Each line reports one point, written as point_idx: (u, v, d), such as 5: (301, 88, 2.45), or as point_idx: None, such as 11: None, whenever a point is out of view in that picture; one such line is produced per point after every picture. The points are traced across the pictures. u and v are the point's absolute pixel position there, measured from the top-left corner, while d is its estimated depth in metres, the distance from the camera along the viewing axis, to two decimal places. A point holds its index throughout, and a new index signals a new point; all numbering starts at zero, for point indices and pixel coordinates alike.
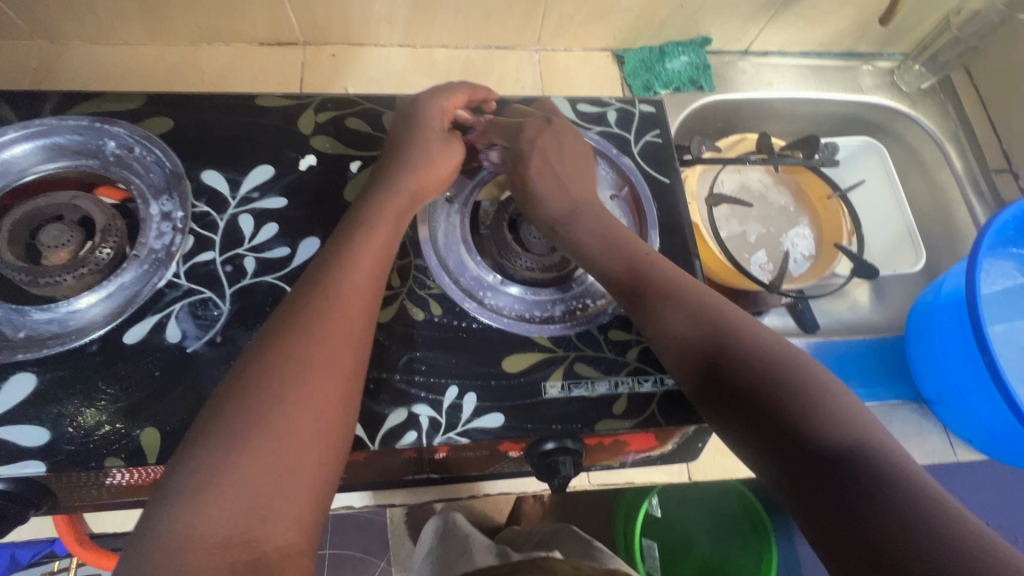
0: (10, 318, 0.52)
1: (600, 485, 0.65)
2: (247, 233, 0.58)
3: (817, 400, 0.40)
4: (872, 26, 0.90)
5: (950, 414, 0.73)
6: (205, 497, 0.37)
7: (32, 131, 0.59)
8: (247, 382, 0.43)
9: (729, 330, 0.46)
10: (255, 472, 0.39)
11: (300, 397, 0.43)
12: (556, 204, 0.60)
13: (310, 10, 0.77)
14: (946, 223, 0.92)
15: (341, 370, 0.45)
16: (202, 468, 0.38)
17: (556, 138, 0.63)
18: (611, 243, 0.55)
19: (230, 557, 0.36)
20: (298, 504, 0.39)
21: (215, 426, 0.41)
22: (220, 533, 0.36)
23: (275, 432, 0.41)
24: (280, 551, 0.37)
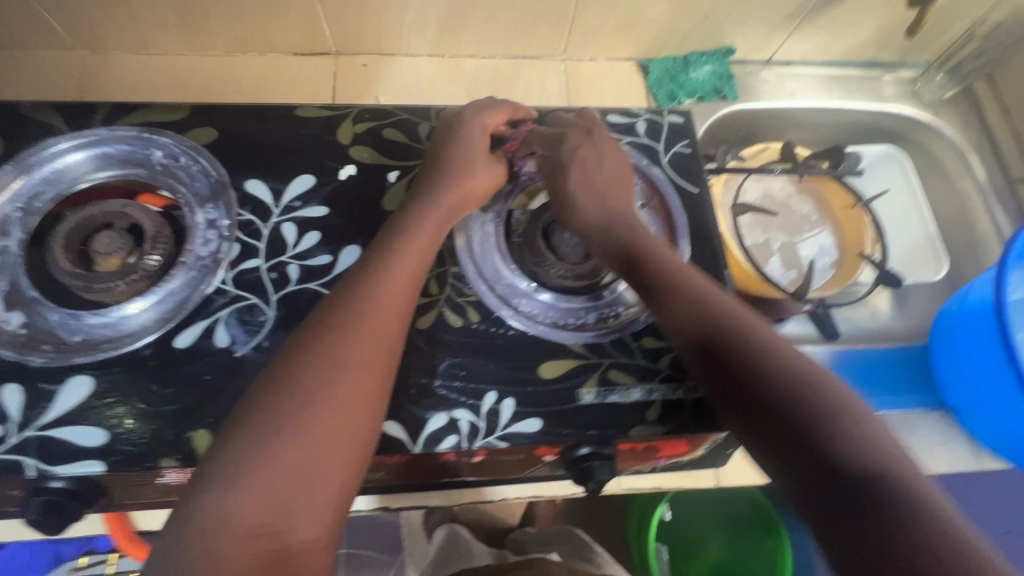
0: (66, 323, 0.55)
1: (630, 489, 0.66)
2: (290, 241, 0.60)
3: (822, 404, 0.41)
4: (895, 36, 0.91)
5: (975, 422, 0.73)
6: (233, 487, 0.39)
7: (84, 141, 0.61)
8: (282, 381, 0.45)
9: (737, 331, 0.47)
10: (286, 467, 0.40)
11: (332, 397, 0.44)
12: (606, 207, 0.61)
13: (344, 21, 0.79)
14: (968, 232, 0.92)
15: (373, 372, 0.47)
16: (234, 463, 0.40)
17: (594, 149, 0.64)
18: (628, 244, 0.57)
19: (258, 546, 0.38)
20: (323, 500, 0.41)
21: (245, 422, 0.42)
22: (250, 522, 0.38)
23: (304, 431, 0.42)
24: (303, 544, 0.39)
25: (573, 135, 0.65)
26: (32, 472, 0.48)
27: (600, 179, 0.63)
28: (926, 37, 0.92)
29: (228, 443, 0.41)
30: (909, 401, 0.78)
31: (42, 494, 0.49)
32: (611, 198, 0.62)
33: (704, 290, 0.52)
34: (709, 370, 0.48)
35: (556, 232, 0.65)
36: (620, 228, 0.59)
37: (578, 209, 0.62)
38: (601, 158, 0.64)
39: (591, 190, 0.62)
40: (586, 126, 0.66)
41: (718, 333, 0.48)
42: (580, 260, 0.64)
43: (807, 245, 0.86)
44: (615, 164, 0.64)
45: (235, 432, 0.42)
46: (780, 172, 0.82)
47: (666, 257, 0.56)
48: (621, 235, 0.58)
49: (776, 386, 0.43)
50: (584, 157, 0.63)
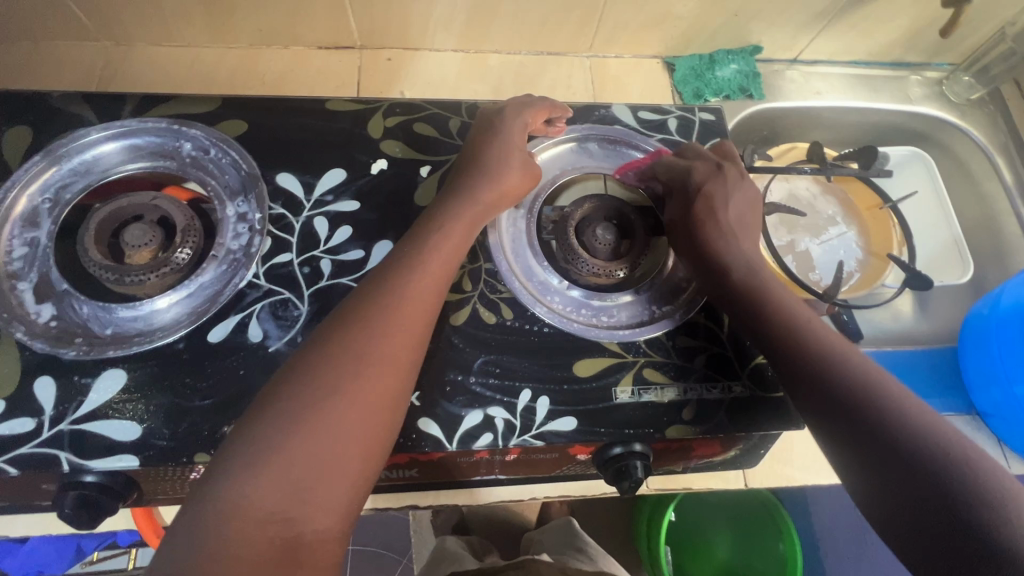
0: (97, 315, 0.54)
1: (659, 490, 0.66)
2: (322, 236, 0.59)
3: (930, 436, 0.42)
4: (924, 35, 0.90)
5: (1006, 426, 0.73)
6: (252, 472, 0.39)
7: (115, 131, 0.61)
8: (305, 370, 0.44)
9: (885, 398, 0.44)
10: (304, 456, 0.40)
11: (355, 388, 0.44)
12: (736, 247, 0.58)
13: (371, 14, 0.78)
14: (994, 233, 0.92)
15: (398, 365, 0.46)
16: (254, 453, 0.40)
17: (721, 185, 0.62)
18: (756, 290, 0.55)
19: (270, 532, 0.38)
20: (339, 491, 0.41)
21: (270, 411, 0.42)
22: (262, 509, 0.38)
23: (324, 421, 0.42)
24: (316, 534, 0.39)
25: (701, 169, 0.63)
26: (65, 467, 0.48)
27: (725, 217, 0.60)
28: (955, 38, 0.91)
29: (248, 427, 0.42)
30: (939, 404, 0.77)
31: (76, 488, 0.48)
32: (738, 238, 0.60)
33: (838, 349, 0.49)
34: (839, 432, 0.45)
35: (589, 229, 0.64)
36: (742, 271, 0.56)
37: (705, 248, 0.59)
38: (726, 199, 0.61)
39: (715, 229, 0.60)
40: (717, 161, 0.64)
41: (858, 398, 0.45)
42: (613, 258, 0.64)
43: (833, 244, 0.86)
44: (736, 206, 0.61)
45: (255, 418, 0.42)
46: (810, 171, 0.81)
47: (792, 309, 0.53)
48: (745, 279, 0.56)
49: (922, 459, 0.41)
50: (708, 195, 0.61)
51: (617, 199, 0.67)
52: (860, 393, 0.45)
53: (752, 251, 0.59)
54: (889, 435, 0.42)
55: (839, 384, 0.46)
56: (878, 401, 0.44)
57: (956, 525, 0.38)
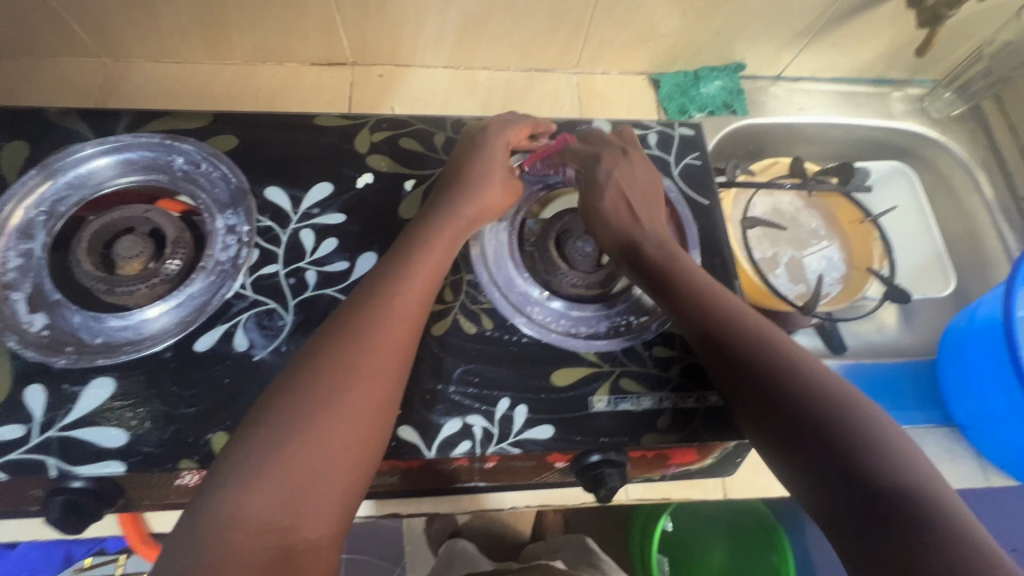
0: (88, 324, 0.55)
1: (639, 499, 0.67)
2: (308, 247, 0.61)
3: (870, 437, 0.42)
4: (904, 54, 0.92)
5: (983, 439, 0.73)
6: (247, 485, 0.40)
7: (109, 146, 0.63)
8: (297, 384, 0.45)
9: (783, 358, 0.48)
10: (298, 468, 0.41)
11: (344, 400, 0.45)
12: (643, 227, 0.62)
13: (363, 33, 0.81)
14: (974, 245, 0.93)
15: (386, 377, 0.47)
16: (248, 465, 0.41)
17: (629, 168, 0.65)
18: (667, 266, 0.58)
19: (266, 542, 0.38)
20: (330, 501, 0.41)
21: (262, 424, 0.43)
22: (261, 517, 0.39)
23: (316, 432, 0.43)
24: (309, 543, 0.40)
25: (608, 155, 0.66)
26: (53, 472, 0.49)
27: (632, 199, 0.63)
28: (935, 56, 0.93)
29: (241, 441, 0.42)
30: (917, 415, 0.78)
31: (63, 493, 0.50)
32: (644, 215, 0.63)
33: (743, 317, 0.52)
34: (744, 391, 0.48)
35: (569, 242, 0.65)
36: (652, 247, 0.60)
37: (608, 228, 0.62)
38: (631, 181, 0.64)
39: (627, 213, 0.63)
40: (621, 146, 0.67)
41: (758, 361, 0.49)
42: (591, 270, 0.65)
43: (816, 257, 0.87)
44: (645, 187, 0.65)
45: (250, 431, 0.43)
46: (790, 186, 0.83)
47: (698, 280, 0.56)
48: (657, 254, 0.59)
49: (811, 415, 0.44)
50: (614, 177, 0.64)
51: None
52: (761, 359, 0.48)
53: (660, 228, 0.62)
54: (783, 393, 0.46)
55: (739, 348, 0.50)
56: (774, 365, 0.48)
57: (845, 475, 0.41)
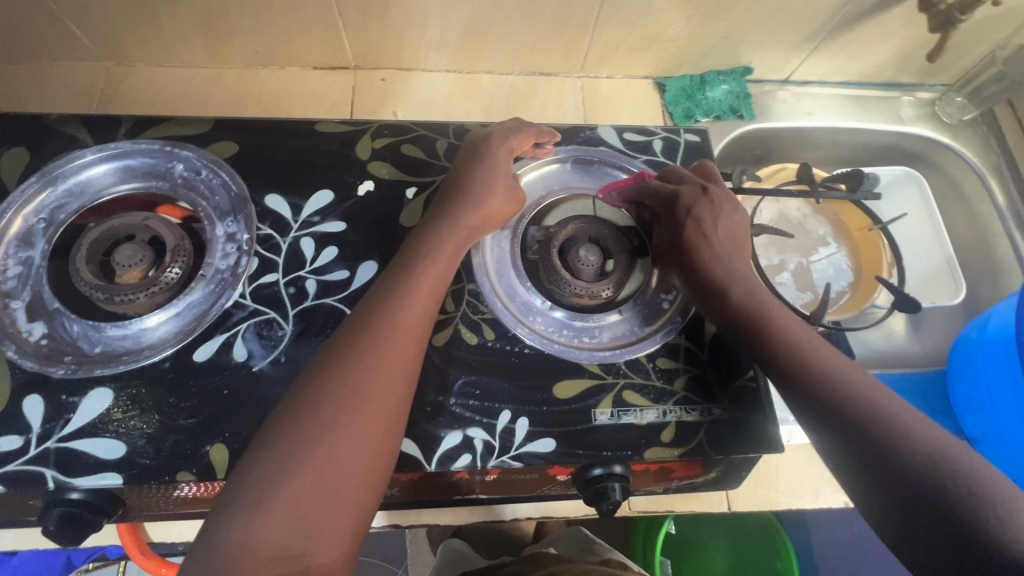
0: (87, 334, 0.55)
1: (641, 512, 0.66)
2: (308, 256, 0.60)
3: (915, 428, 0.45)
4: (915, 57, 0.90)
5: (996, 454, 0.72)
6: (258, 509, 0.39)
7: (109, 153, 0.62)
8: (304, 403, 0.44)
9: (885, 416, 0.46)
10: (309, 491, 0.40)
11: (353, 419, 0.44)
12: (731, 264, 0.59)
13: (365, 37, 0.80)
14: (987, 255, 0.91)
15: (394, 394, 0.46)
16: (257, 490, 0.40)
17: (710, 211, 0.62)
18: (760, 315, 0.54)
19: (277, 568, 0.38)
20: (342, 523, 0.41)
21: (268, 447, 0.42)
22: (272, 545, 0.38)
23: (326, 455, 0.42)
24: (322, 567, 0.39)
25: (689, 193, 0.63)
26: (51, 484, 0.49)
27: (718, 238, 0.60)
28: (946, 61, 0.91)
29: (247, 463, 0.42)
30: None
31: (60, 506, 0.49)
32: (734, 254, 0.60)
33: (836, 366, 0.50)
34: (833, 436, 0.47)
35: (573, 250, 0.64)
36: (740, 290, 0.56)
37: (699, 268, 0.59)
38: (718, 227, 0.61)
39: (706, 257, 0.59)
40: (702, 183, 0.64)
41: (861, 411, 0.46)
42: (596, 278, 0.64)
43: (824, 264, 0.86)
44: (730, 227, 0.61)
45: (257, 453, 0.42)
46: (797, 193, 0.81)
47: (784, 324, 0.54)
48: (744, 301, 0.56)
49: (856, 407, 0.47)
50: (698, 218, 0.61)
51: (600, 218, 0.67)
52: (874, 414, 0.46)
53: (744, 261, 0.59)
54: (845, 402, 0.47)
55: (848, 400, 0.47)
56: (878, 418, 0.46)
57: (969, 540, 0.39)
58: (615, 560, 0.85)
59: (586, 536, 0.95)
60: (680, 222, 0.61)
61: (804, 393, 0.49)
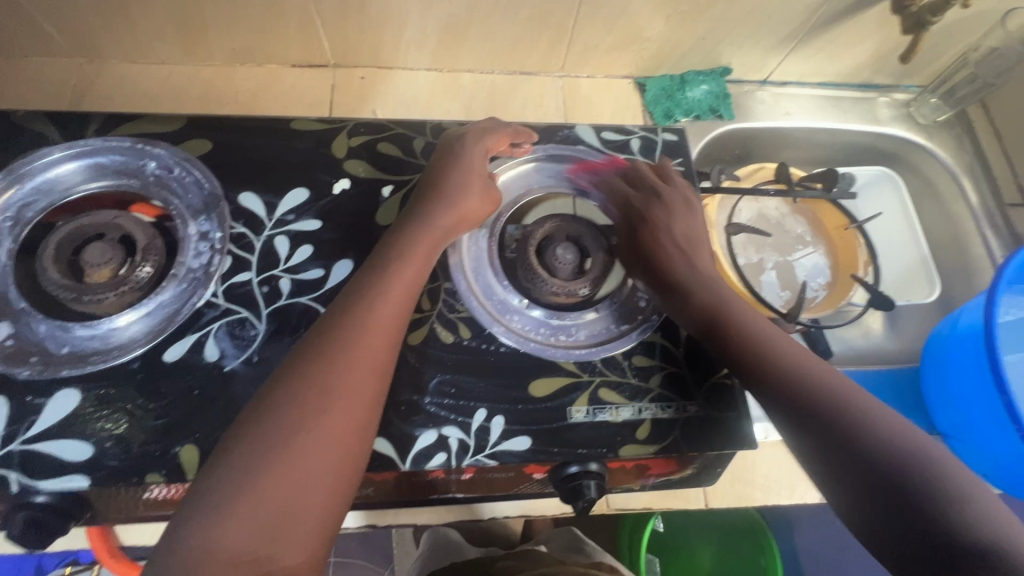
0: (54, 335, 0.54)
1: (619, 510, 0.66)
2: (283, 254, 0.60)
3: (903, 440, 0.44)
4: (890, 59, 0.91)
5: (966, 448, 0.73)
6: (222, 511, 0.39)
7: (78, 150, 0.61)
8: (272, 403, 0.44)
9: (823, 391, 0.48)
10: (276, 493, 0.40)
11: (321, 418, 0.43)
12: (686, 261, 0.61)
13: (343, 35, 0.79)
14: (961, 253, 0.92)
15: (365, 393, 0.46)
16: (222, 492, 0.39)
17: (661, 210, 0.65)
18: (711, 304, 0.57)
19: (242, 571, 0.37)
20: (309, 525, 0.40)
21: (235, 448, 0.42)
22: (236, 547, 0.38)
23: (292, 455, 0.41)
24: (288, 569, 0.39)
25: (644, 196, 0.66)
26: (15, 487, 0.48)
27: (677, 234, 0.63)
28: (920, 62, 0.93)
29: (214, 464, 0.41)
30: None
31: (25, 509, 0.48)
32: (694, 249, 0.62)
33: (779, 345, 0.53)
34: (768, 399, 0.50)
35: (550, 249, 0.65)
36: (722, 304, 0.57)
37: (666, 265, 0.61)
38: (681, 229, 0.63)
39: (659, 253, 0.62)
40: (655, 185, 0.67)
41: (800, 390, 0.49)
42: (573, 276, 0.64)
43: (802, 263, 0.87)
44: (685, 226, 0.64)
45: (223, 454, 0.42)
46: (774, 193, 0.82)
47: (731, 308, 0.56)
48: (706, 297, 0.57)
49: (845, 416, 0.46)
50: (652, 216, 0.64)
51: (578, 217, 0.68)
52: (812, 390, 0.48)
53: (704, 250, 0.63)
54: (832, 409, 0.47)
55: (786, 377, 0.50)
56: (812, 391, 0.48)
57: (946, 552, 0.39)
58: (605, 561, 0.84)
59: (577, 537, 0.95)
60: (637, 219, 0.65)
61: (750, 373, 0.52)
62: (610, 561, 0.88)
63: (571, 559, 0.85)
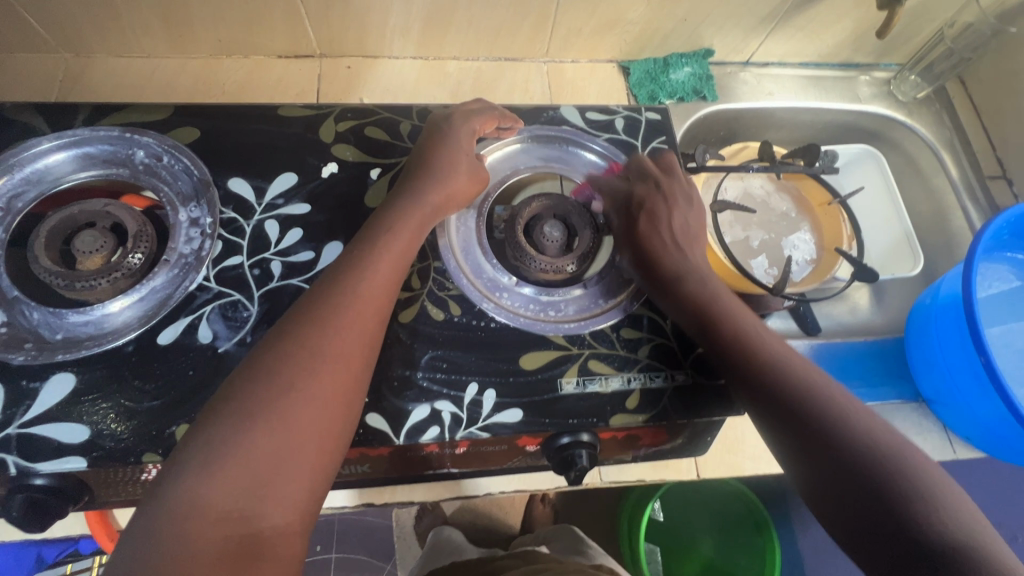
0: (48, 321, 0.55)
1: (612, 482, 0.68)
2: (273, 238, 0.60)
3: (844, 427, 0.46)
4: (869, 36, 0.93)
5: (949, 412, 0.75)
6: (210, 473, 0.39)
7: (66, 140, 0.62)
8: (260, 372, 0.45)
9: (858, 446, 0.45)
10: (265, 457, 0.41)
11: (309, 386, 0.44)
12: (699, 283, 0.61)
13: (327, 24, 0.80)
14: (942, 226, 0.94)
15: (352, 363, 0.47)
16: (211, 456, 0.40)
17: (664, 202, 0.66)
18: (731, 339, 0.55)
19: (229, 530, 0.38)
20: (298, 487, 0.41)
21: (225, 416, 0.42)
22: (224, 507, 0.38)
23: (281, 421, 0.42)
24: (275, 529, 0.39)
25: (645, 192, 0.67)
26: (13, 469, 0.48)
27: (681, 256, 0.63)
28: (900, 40, 0.94)
29: (203, 432, 0.42)
30: (887, 393, 0.79)
31: (22, 492, 0.48)
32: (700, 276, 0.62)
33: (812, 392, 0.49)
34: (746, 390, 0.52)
35: (538, 226, 0.65)
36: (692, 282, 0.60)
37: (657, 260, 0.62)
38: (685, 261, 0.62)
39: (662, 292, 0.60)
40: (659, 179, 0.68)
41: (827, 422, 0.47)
42: (561, 254, 0.65)
43: (786, 240, 0.88)
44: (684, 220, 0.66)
45: (212, 421, 0.42)
46: (757, 169, 0.82)
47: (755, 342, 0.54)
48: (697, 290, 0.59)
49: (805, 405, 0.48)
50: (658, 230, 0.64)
51: (564, 195, 0.68)
52: (837, 433, 0.46)
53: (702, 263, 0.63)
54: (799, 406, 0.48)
55: (815, 412, 0.48)
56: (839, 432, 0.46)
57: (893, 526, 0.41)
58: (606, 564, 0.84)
59: (578, 539, 0.95)
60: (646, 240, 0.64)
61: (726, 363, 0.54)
62: (610, 564, 0.88)
63: (570, 559, 0.86)
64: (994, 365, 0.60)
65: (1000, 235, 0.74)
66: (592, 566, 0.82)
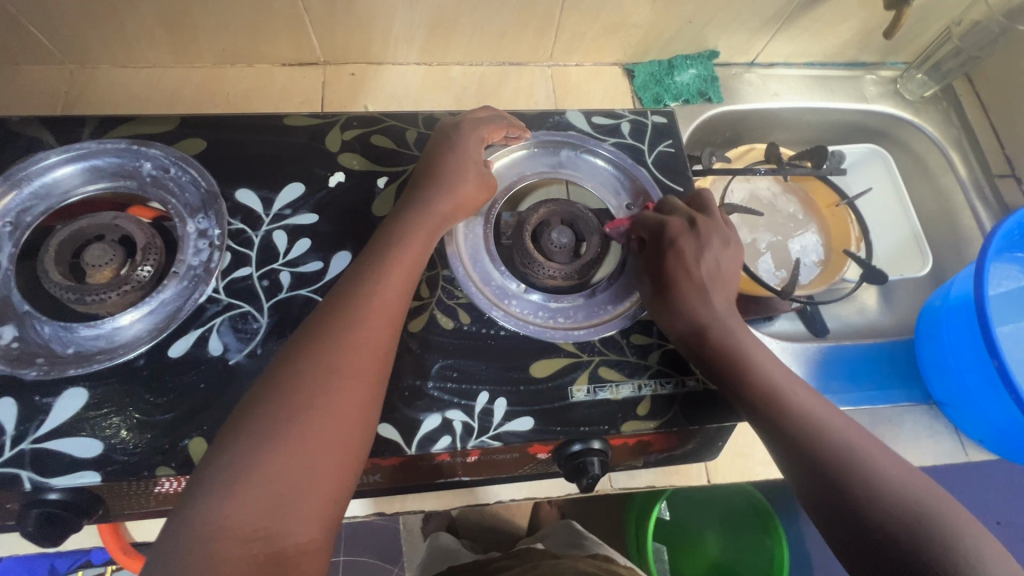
0: (59, 335, 0.55)
1: (622, 488, 0.68)
2: (281, 248, 0.60)
3: (835, 450, 0.47)
4: (875, 36, 0.92)
5: (961, 415, 0.75)
6: (231, 491, 0.39)
7: (74, 154, 0.62)
8: (275, 389, 0.45)
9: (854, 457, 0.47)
10: (283, 474, 0.41)
11: (326, 401, 0.44)
12: (714, 307, 0.57)
13: (332, 32, 0.80)
14: (951, 226, 0.93)
15: (367, 378, 0.47)
16: (229, 474, 0.40)
17: (692, 233, 0.61)
18: (732, 356, 0.54)
19: (252, 549, 0.38)
20: (318, 503, 0.41)
21: (241, 433, 0.42)
22: (246, 525, 0.38)
23: (298, 438, 0.42)
24: (298, 547, 0.39)
25: (676, 224, 0.61)
26: (28, 485, 0.48)
27: (701, 273, 0.59)
28: (906, 38, 0.94)
29: (220, 449, 0.42)
30: (897, 395, 0.79)
31: (39, 507, 0.49)
32: (716, 297, 0.58)
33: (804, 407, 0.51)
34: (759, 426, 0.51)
35: (545, 233, 0.65)
36: (704, 308, 0.57)
37: (677, 300, 0.58)
38: (712, 307, 0.57)
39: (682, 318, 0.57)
40: (691, 216, 0.62)
41: (905, 516, 0.43)
42: (569, 260, 0.65)
43: (794, 241, 0.88)
44: (714, 262, 0.60)
45: (229, 438, 0.42)
46: (764, 171, 0.81)
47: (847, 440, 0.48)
48: (702, 315, 0.57)
49: (802, 430, 0.49)
50: (681, 252, 0.59)
51: (571, 201, 0.68)
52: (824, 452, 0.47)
53: (724, 308, 0.58)
54: (799, 429, 0.49)
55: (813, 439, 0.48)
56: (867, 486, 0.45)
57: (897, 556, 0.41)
58: (602, 555, 0.85)
59: (577, 533, 0.95)
60: (662, 254, 0.60)
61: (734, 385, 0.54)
62: (607, 553, 0.89)
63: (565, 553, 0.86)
64: (1007, 368, 0.60)
65: (1010, 235, 0.73)
66: (590, 558, 0.82)
